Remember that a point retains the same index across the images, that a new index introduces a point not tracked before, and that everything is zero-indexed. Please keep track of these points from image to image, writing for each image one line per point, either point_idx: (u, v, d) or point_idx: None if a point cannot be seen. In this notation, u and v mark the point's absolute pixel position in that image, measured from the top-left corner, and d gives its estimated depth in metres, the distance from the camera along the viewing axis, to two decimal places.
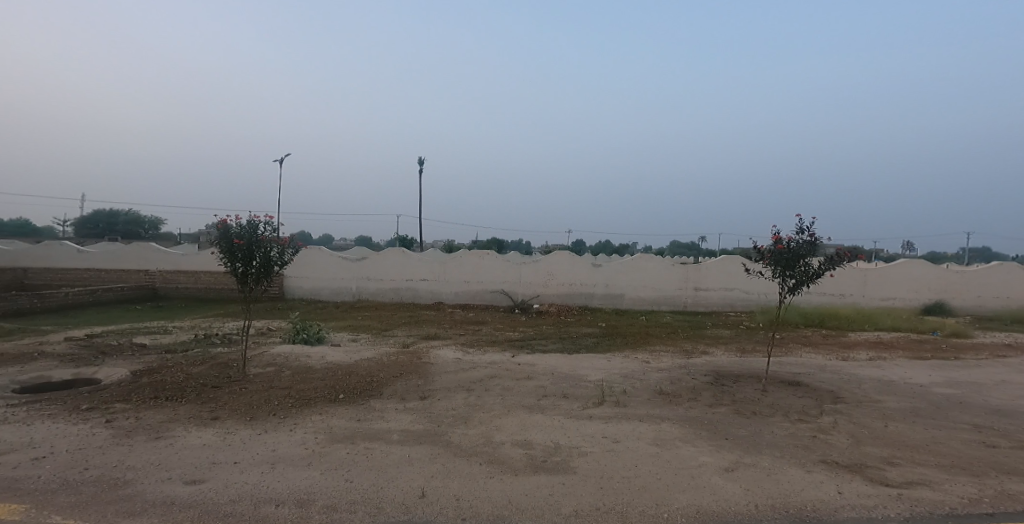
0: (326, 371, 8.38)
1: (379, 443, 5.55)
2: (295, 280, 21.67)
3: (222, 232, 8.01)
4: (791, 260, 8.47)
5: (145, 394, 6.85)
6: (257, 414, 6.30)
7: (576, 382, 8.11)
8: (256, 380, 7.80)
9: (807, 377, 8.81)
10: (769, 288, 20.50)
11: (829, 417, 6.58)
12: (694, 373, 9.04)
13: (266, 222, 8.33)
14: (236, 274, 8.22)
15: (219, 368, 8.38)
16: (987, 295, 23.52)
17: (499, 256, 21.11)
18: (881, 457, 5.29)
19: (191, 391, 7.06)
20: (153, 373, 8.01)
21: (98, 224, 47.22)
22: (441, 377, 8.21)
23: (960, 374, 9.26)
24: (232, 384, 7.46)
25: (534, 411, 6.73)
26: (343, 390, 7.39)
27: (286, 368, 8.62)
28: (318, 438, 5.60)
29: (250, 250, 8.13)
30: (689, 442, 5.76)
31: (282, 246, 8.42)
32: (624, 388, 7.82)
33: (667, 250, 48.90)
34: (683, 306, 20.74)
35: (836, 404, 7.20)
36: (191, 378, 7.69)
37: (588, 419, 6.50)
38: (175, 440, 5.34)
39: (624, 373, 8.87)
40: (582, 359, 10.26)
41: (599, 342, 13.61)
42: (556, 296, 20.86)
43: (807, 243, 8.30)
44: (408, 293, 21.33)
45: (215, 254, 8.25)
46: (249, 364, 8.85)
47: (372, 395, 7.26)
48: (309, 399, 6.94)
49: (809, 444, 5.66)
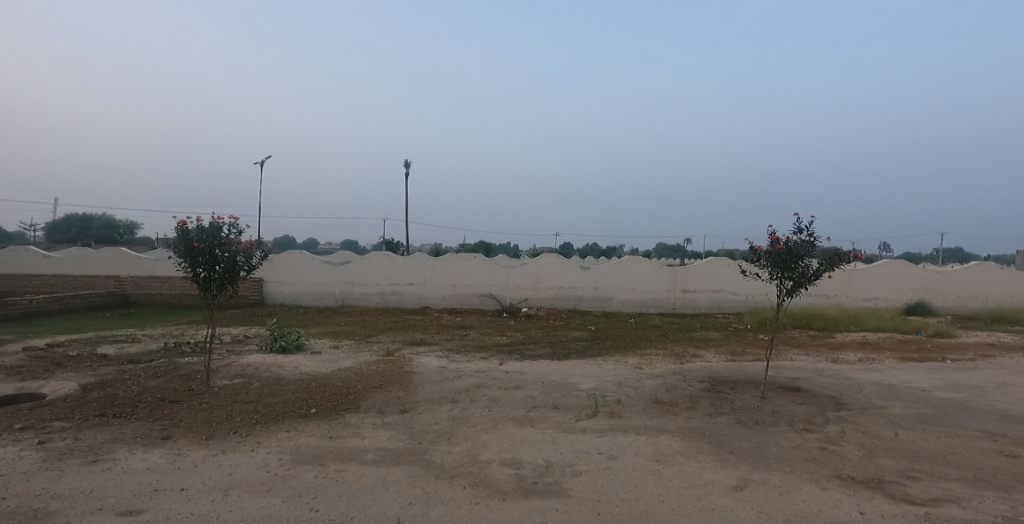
0: (298, 383, 7.78)
1: (352, 465, 5.03)
2: (276, 285, 20.98)
3: (181, 235, 7.33)
4: (790, 260, 7.99)
5: (89, 411, 6.22)
6: (216, 432, 5.72)
7: (567, 391, 7.64)
8: (220, 394, 7.20)
9: (806, 380, 8.46)
10: (757, 289, 20.35)
11: (836, 426, 6.20)
12: (690, 380, 8.61)
13: (231, 223, 7.68)
14: (196, 280, 7.57)
15: (180, 382, 7.75)
16: (968, 294, 23.70)
17: (487, 259, 20.62)
18: (898, 470, 4.91)
19: (144, 408, 6.44)
20: (105, 388, 7.37)
21: (70, 228, 45.81)
22: (424, 387, 7.69)
23: (959, 377, 8.98)
24: (192, 399, 6.86)
25: (523, 425, 6.24)
26: (316, 404, 6.83)
27: (255, 379, 8.02)
28: (282, 460, 5.05)
29: (212, 253, 7.47)
30: (690, 457, 5.33)
31: (248, 249, 7.79)
32: (618, 398, 7.36)
33: (652, 252, 49.05)
34: (671, 308, 20.47)
35: (840, 410, 6.83)
36: (146, 393, 7.07)
37: (581, 433, 6.02)
38: (115, 464, 4.74)
39: (617, 381, 8.41)
40: (572, 365, 9.79)
41: (589, 346, 13.16)
42: (545, 299, 20.41)
43: (808, 243, 7.83)
44: (394, 297, 20.74)
45: (175, 258, 7.58)
46: (215, 376, 8.23)
47: (347, 409, 6.72)
48: (277, 414, 6.37)
49: (818, 457, 5.26)
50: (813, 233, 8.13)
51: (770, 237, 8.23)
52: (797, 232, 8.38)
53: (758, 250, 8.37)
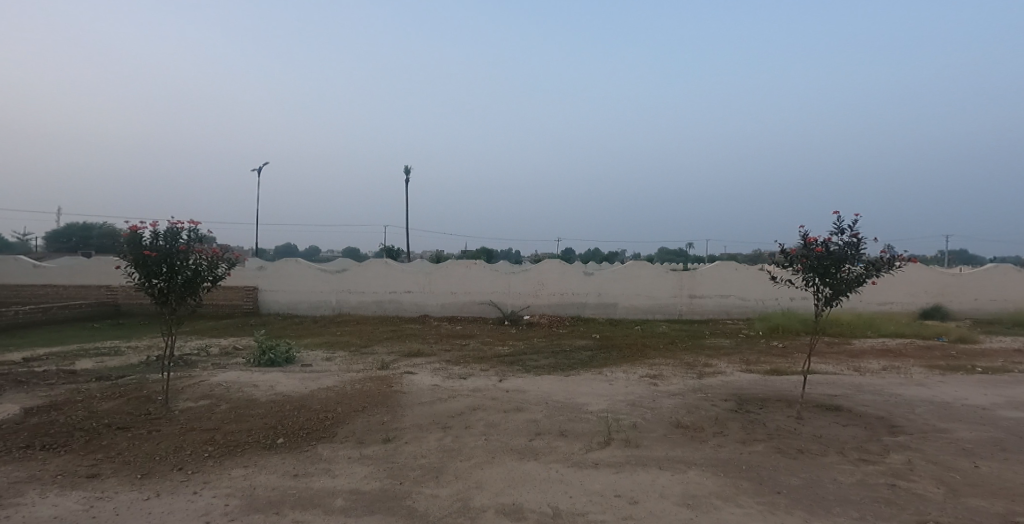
0: (270, 406, 6.86)
1: (314, 514, 4.11)
2: (270, 294, 20.10)
3: (132, 241, 6.43)
4: (831, 265, 6.86)
5: (15, 444, 5.37)
6: (157, 467, 4.82)
7: (576, 414, 6.68)
8: (178, 420, 6.31)
9: (845, 398, 7.47)
10: (766, 293, 19.46)
11: (898, 455, 5.23)
12: (713, 399, 7.63)
13: (190, 228, 6.80)
14: (152, 292, 6.70)
15: (137, 406, 6.90)
16: (985, 297, 22.66)
17: (488, 265, 19.70)
18: (996, 515, 3.94)
19: (81, 437, 5.57)
20: (48, 415, 6.52)
21: (71, 239, 45.26)
22: (413, 410, 6.75)
23: (1015, 392, 7.96)
24: (143, 427, 6.00)
25: (526, 457, 5.30)
26: (285, 431, 5.92)
27: (223, 401, 7.11)
28: (227, 508, 4.14)
29: (168, 262, 6.60)
30: (730, 500, 4.36)
31: (212, 258, 6.95)
32: (633, 422, 6.40)
33: (654, 256, 48.50)
34: (678, 315, 19.52)
35: (896, 435, 5.85)
36: (92, 420, 6.22)
37: (595, 469, 5.05)
38: (14, 514, 3.88)
39: (631, 401, 7.44)
40: (578, 381, 8.86)
41: (595, 356, 12.25)
42: (547, 307, 19.46)
43: (852, 247, 6.69)
44: (392, 305, 19.82)
45: (126, 268, 6.70)
46: (178, 397, 7.34)
47: (321, 438, 5.80)
48: (237, 444, 5.47)
49: (891, 497, 4.29)
50: (857, 234, 7.04)
51: (806, 237, 7.11)
52: (839, 233, 7.30)
53: (791, 251, 7.27)
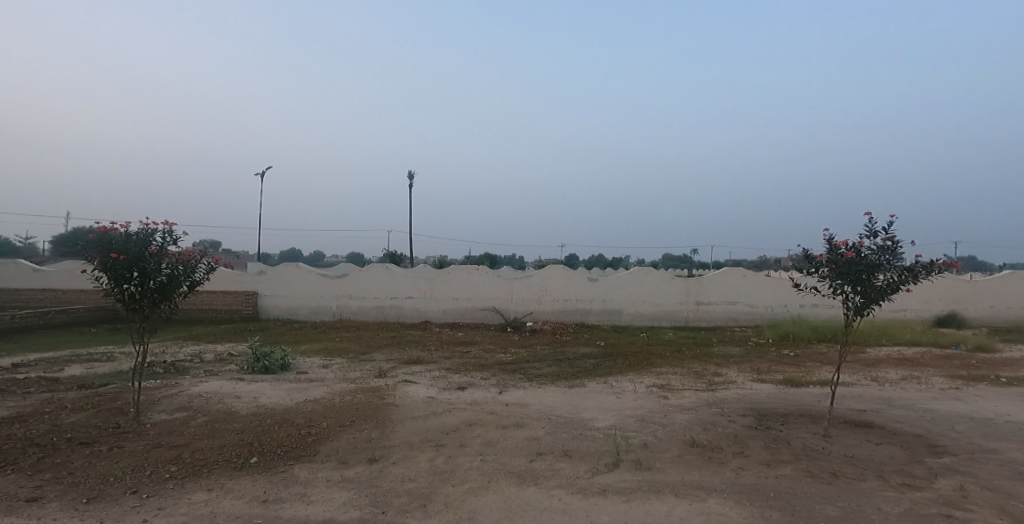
0: (250, 420, 6.32)
1: None
2: (269, 299, 19.66)
3: (99, 243, 5.97)
4: (863, 272, 6.26)
5: None
6: (109, 490, 4.28)
7: (581, 431, 6.10)
8: (147, 435, 5.78)
9: (875, 414, 6.86)
10: (776, 301, 18.81)
11: (947, 480, 4.62)
12: (730, 414, 7.03)
13: (165, 229, 6.35)
14: (123, 298, 6.22)
15: (106, 419, 6.38)
16: (1003, 304, 21.90)
17: (490, 270, 19.17)
18: None
19: (34, 455, 5.04)
20: (9, 428, 6.01)
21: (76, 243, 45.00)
22: (404, 426, 6.20)
23: None
24: (107, 443, 5.47)
25: (526, 482, 4.74)
26: (261, 449, 5.38)
27: (200, 414, 6.59)
28: None
29: (138, 265, 6.12)
30: None
31: (188, 262, 6.49)
32: (644, 440, 5.82)
33: (658, 262, 47.92)
34: (685, 322, 18.90)
35: (939, 457, 5.24)
36: (54, 435, 5.71)
37: (602, 496, 4.48)
38: None
39: (640, 416, 6.85)
40: (583, 393, 8.31)
41: (599, 364, 11.69)
42: (550, 313, 18.89)
43: (888, 252, 6.09)
44: (392, 311, 19.31)
45: (94, 272, 6.22)
46: (154, 409, 6.82)
47: (301, 457, 5.26)
48: (205, 464, 4.94)
49: None
50: (892, 237, 6.42)
51: (835, 240, 6.52)
52: (871, 236, 6.72)
53: (818, 256, 6.69)
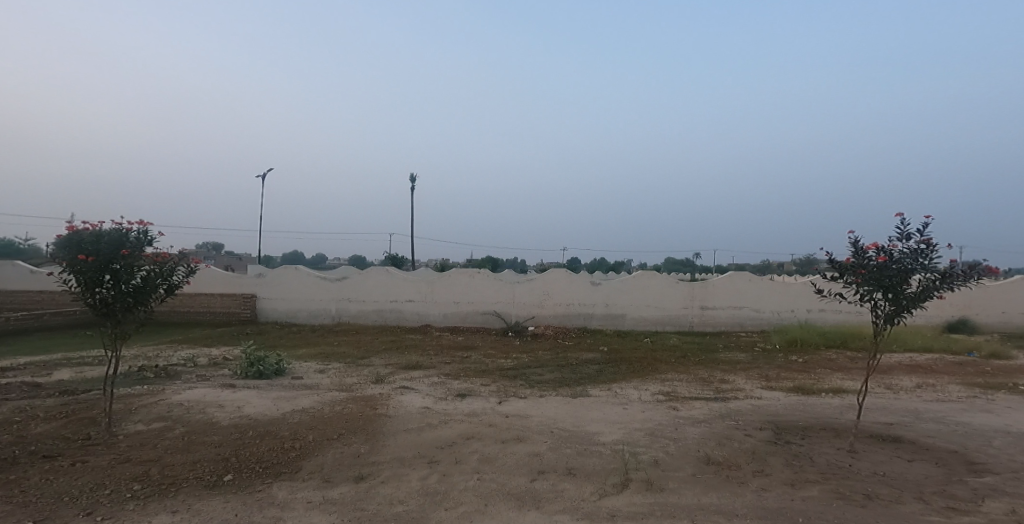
0: (231, 432, 5.88)
1: None
2: (267, 301, 19.25)
3: (67, 243, 5.55)
4: (894, 277, 5.81)
5: None
6: (60, 512, 3.85)
7: (587, 446, 5.65)
8: (117, 448, 5.35)
9: (903, 428, 6.38)
10: (783, 306, 18.33)
11: (995, 502, 4.15)
12: (746, 427, 6.56)
13: (140, 229, 5.94)
14: (94, 302, 5.80)
15: (78, 429, 5.95)
16: (1015, 310, 21.32)
17: (492, 274, 18.75)
18: None
19: None
20: None
21: None
22: (395, 440, 5.75)
23: None
24: (71, 457, 5.04)
25: (526, 505, 4.28)
26: (238, 464, 4.95)
27: (179, 424, 6.16)
28: None
29: (111, 267, 5.72)
30: None
31: (165, 264, 6.09)
32: (654, 457, 5.36)
33: (659, 267, 47.46)
34: (689, 327, 18.42)
35: (981, 476, 4.77)
36: (17, 447, 5.29)
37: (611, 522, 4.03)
38: None
39: (649, 429, 6.40)
40: (588, 403, 7.86)
41: (603, 370, 11.25)
42: (553, 317, 18.43)
43: (921, 255, 5.64)
44: (392, 315, 18.88)
45: (63, 275, 5.80)
46: (131, 419, 6.40)
47: (280, 475, 4.81)
48: (174, 482, 4.50)
49: None
50: (926, 239, 5.95)
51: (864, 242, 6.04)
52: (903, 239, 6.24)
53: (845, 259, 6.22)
